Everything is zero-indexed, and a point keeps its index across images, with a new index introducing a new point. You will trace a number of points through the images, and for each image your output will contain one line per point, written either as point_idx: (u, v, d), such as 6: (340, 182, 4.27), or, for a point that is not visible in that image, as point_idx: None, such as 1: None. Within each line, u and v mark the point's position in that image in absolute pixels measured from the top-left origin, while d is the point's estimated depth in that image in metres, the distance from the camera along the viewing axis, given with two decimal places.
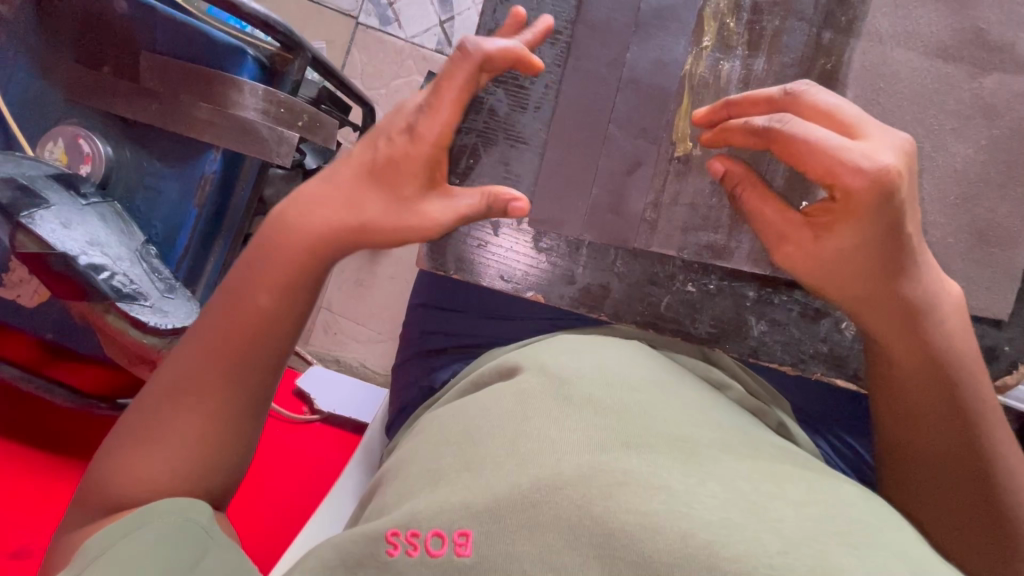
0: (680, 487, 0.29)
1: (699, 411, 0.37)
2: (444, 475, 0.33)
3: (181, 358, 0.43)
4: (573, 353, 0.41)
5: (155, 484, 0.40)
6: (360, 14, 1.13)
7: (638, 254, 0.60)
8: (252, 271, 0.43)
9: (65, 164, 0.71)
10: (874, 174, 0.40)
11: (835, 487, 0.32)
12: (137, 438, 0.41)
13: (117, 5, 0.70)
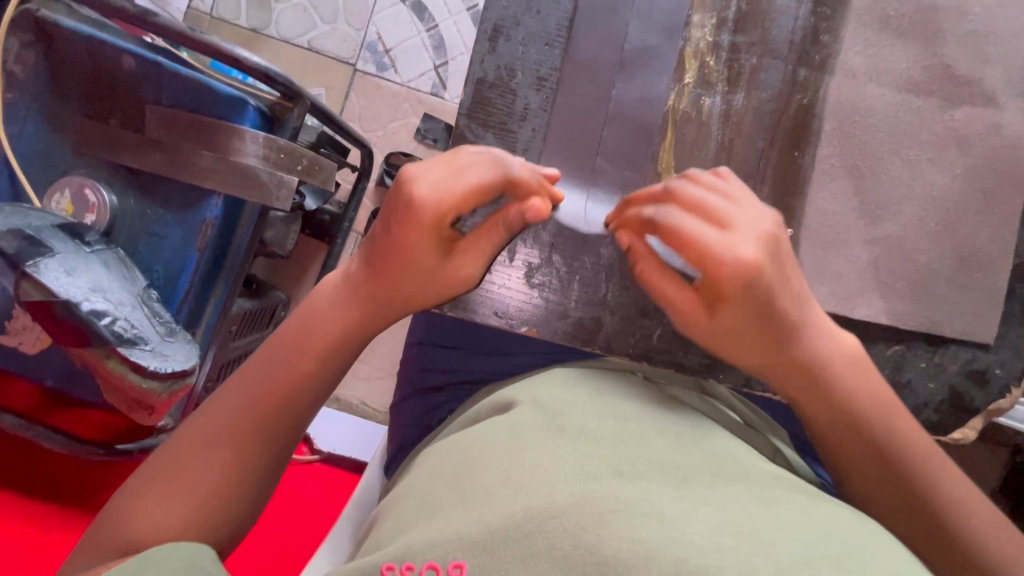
0: (672, 513, 0.29)
1: (692, 439, 0.37)
2: (439, 508, 0.33)
3: (217, 406, 0.44)
4: (566, 387, 0.42)
5: (161, 531, 0.39)
6: (358, 61, 1.18)
7: (630, 284, 0.53)
8: (295, 338, 0.46)
9: (71, 213, 0.73)
10: (737, 265, 0.39)
11: (830, 512, 0.32)
12: (157, 481, 0.41)
13: (126, 63, 0.73)
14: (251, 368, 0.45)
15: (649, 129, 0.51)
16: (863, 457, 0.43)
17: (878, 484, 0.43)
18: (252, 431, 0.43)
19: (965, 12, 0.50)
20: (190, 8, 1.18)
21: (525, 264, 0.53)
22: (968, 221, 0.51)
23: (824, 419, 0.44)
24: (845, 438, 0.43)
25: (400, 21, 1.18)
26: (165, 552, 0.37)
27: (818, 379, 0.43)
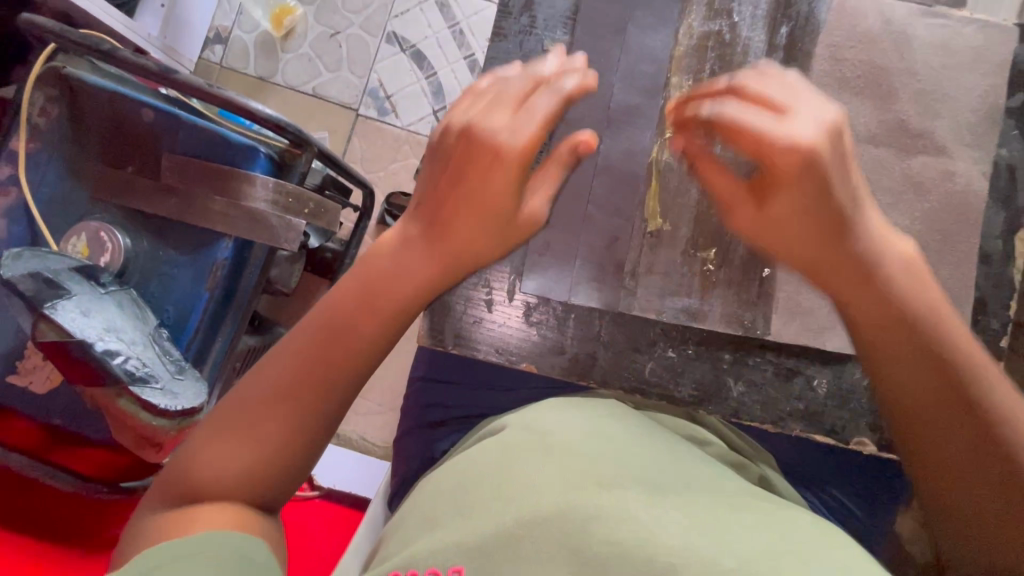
0: (647, 517, 0.32)
1: (673, 457, 0.40)
2: (441, 521, 0.36)
3: (276, 357, 0.38)
4: (558, 409, 0.45)
5: (222, 483, 0.36)
6: (360, 107, 1.24)
7: (620, 319, 0.55)
8: (359, 277, 0.39)
9: (87, 256, 0.76)
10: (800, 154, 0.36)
11: (790, 516, 0.35)
12: (226, 427, 0.37)
13: (145, 115, 0.78)
14: (321, 319, 0.39)
15: (633, 178, 0.55)
16: (961, 417, 0.37)
17: (969, 473, 0.37)
18: (312, 408, 0.37)
19: (915, 73, 0.55)
20: (201, 59, 1.25)
21: (524, 303, 0.56)
22: (929, 259, 0.54)
23: (918, 367, 0.38)
24: (935, 394, 0.38)
25: (400, 69, 1.24)
26: (226, 540, 0.34)
27: (916, 320, 0.39)
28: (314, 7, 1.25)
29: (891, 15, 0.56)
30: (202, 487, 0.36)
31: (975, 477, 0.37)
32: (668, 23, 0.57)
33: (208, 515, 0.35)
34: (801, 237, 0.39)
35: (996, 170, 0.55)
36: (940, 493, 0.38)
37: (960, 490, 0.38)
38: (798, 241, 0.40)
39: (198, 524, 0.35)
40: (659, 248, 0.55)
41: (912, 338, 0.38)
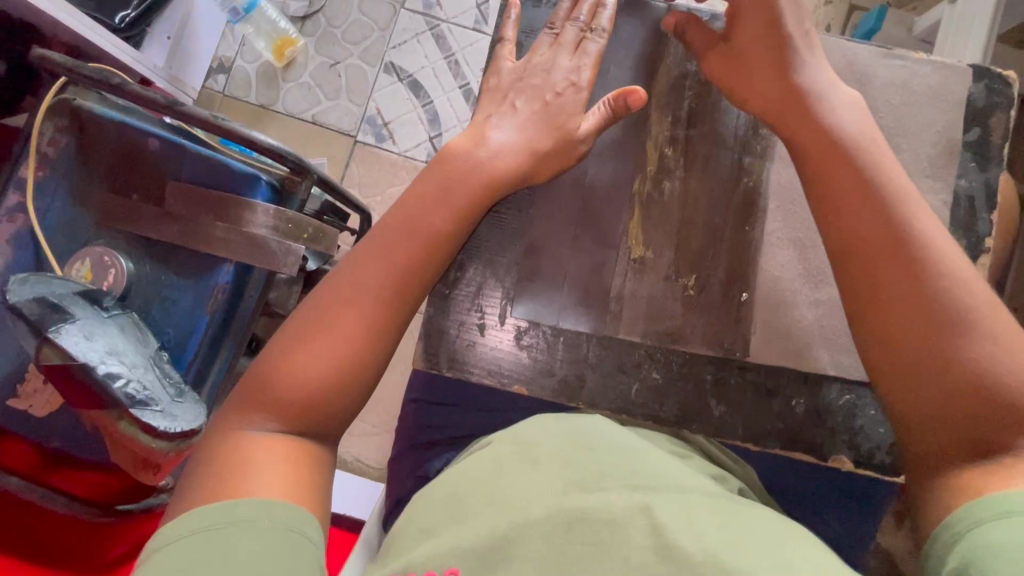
0: (623, 515, 0.37)
1: (650, 462, 0.45)
2: (437, 530, 0.40)
3: (359, 266, 0.49)
4: (543, 423, 0.50)
5: (310, 373, 0.46)
6: (359, 133, 1.28)
7: (607, 342, 0.57)
8: (435, 190, 0.52)
9: (90, 281, 0.78)
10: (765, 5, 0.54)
11: (751, 511, 0.40)
12: (311, 325, 0.48)
13: (152, 144, 0.81)
14: (384, 255, 0.50)
15: (617, 207, 0.58)
16: (904, 276, 0.46)
17: (899, 287, 0.46)
18: (363, 342, 0.48)
19: (879, 109, 0.58)
20: (204, 88, 1.29)
21: (515, 326, 0.57)
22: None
23: (873, 237, 0.48)
24: (889, 256, 0.47)
25: (397, 98, 1.28)
26: (251, 504, 0.40)
27: (875, 200, 0.48)
28: (314, 38, 1.30)
29: (853, 56, 0.59)
30: (292, 370, 0.46)
31: (906, 299, 0.45)
32: (648, 64, 0.61)
33: (252, 460, 0.43)
34: (775, 81, 0.54)
35: (955, 200, 0.57)
36: (879, 330, 0.46)
37: (895, 330, 0.46)
38: (763, 88, 0.54)
39: (240, 471, 0.42)
40: (643, 274, 0.57)
41: (859, 184, 0.49)
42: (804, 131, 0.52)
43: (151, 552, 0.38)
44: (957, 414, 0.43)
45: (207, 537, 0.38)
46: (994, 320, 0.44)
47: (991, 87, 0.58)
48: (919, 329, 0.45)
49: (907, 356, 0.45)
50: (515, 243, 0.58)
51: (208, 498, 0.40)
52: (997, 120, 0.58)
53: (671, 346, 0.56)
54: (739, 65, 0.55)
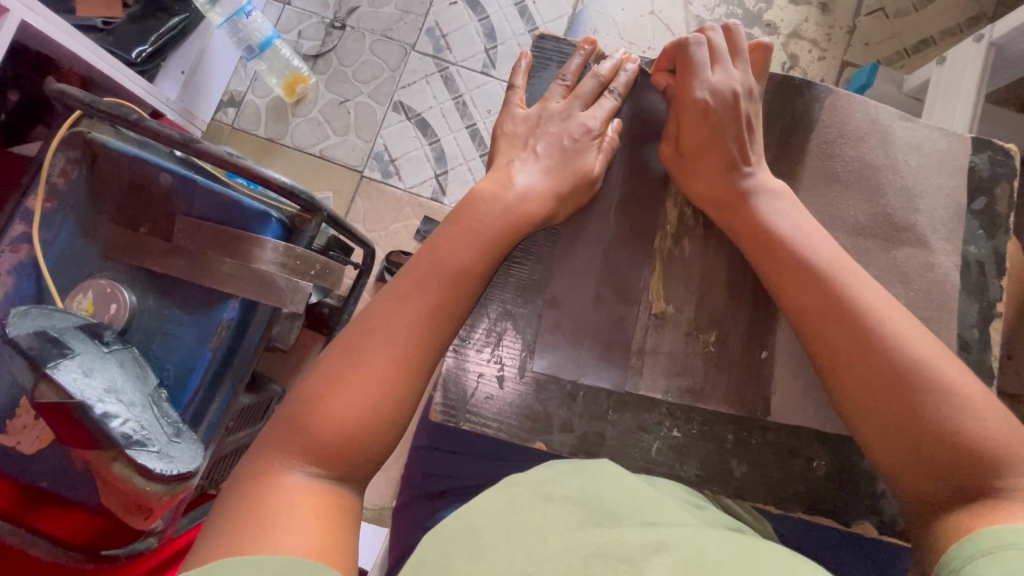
0: (645, 562, 0.37)
1: (665, 511, 0.46)
2: (453, 567, 0.40)
3: (392, 304, 0.49)
4: (557, 468, 0.50)
5: (352, 418, 0.45)
6: (365, 169, 1.29)
7: (628, 397, 0.57)
8: (453, 233, 0.53)
9: (92, 314, 0.77)
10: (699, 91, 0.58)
11: (775, 556, 0.40)
12: (343, 371, 0.47)
13: (162, 178, 0.80)
14: (416, 301, 0.49)
15: (637, 261, 0.59)
16: (851, 341, 0.49)
17: (852, 359, 0.49)
18: (395, 389, 0.47)
19: (887, 172, 0.60)
20: (214, 120, 1.30)
21: (534, 378, 0.56)
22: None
23: (817, 305, 0.51)
24: (833, 323, 0.50)
25: (406, 136, 1.31)
26: (288, 561, 0.37)
27: (812, 266, 0.52)
28: (325, 77, 1.32)
29: (862, 122, 0.61)
30: (333, 418, 0.45)
31: (867, 361, 0.48)
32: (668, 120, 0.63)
33: (285, 512, 0.40)
34: (715, 157, 0.57)
35: (965, 264, 0.58)
36: (847, 392, 0.49)
37: (855, 390, 0.48)
38: (707, 164, 0.58)
39: (272, 524, 0.39)
40: (663, 327, 0.57)
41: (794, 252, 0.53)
42: (746, 211, 0.56)
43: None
44: (932, 464, 0.45)
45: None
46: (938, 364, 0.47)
47: (994, 158, 0.60)
48: (875, 388, 0.47)
49: (872, 418, 0.47)
50: (537, 295, 0.58)
51: (237, 550, 0.38)
52: (1001, 189, 0.60)
53: (693, 403, 0.56)
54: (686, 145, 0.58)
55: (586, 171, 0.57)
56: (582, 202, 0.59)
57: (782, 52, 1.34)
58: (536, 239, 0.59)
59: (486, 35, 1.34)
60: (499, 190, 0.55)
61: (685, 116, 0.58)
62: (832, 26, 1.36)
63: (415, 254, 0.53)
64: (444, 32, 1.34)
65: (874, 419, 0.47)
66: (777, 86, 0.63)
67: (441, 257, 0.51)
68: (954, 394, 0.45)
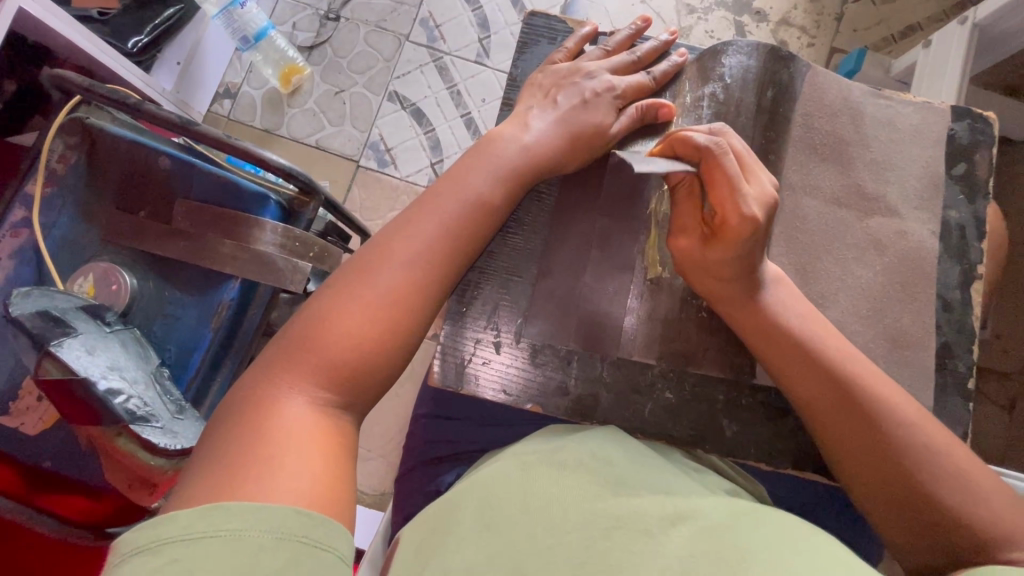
0: (657, 530, 0.40)
1: (677, 482, 0.47)
2: (467, 538, 0.41)
3: (392, 239, 0.52)
4: (566, 441, 0.51)
5: (355, 340, 0.47)
6: (361, 159, 1.30)
7: (620, 361, 0.58)
8: (448, 194, 0.54)
9: (94, 296, 0.78)
10: (748, 220, 0.51)
11: (782, 521, 0.41)
12: (341, 295, 0.49)
13: (163, 162, 0.82)
14: (405, 254, 0.51)
15: (632, 230, 0.60)
16: (870, 447, 0.49)
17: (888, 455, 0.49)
18: (380, 348, 0.48)
19: (871, 145, 0.61)
20: (210, 112, 1.31)
21: (529, 346, 0.58)
22: (892, 308, 0.58)
23: (838, 414, 0.50)
24: (853, 429, 0.50)
25: (401, 125, 1.32)
26: (287, 512, 0.37)
27: (831, 374, 0.51)
28: (320, 68, 1.33)
29: (847, 95, 0.62)
30: (338, 346, 0.47)
31: (884, 464, 0.49)
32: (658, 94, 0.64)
33: (285, 439, 0.42)
34: (737, 270, 0.53)
35: (946, 228, 0.60)
36: (869, 492, 0.50)
37: (876, 491, 0.49)
38: (727, 270, 0.54)
39: (275, 460, 0.40)
40: (657, 295, 0.59)
41: (809, 363, 0.52)
42: (762, 317, 0.54)
43: (164, 545, 0.35)
44: (950, 557, 0.46)
45: (229, 538, 0.35)
46: (957, 469, 0.48)
47: (974, 125, 0.62)
48: (891, 488, 0.49)
49: (894, 515, 0.49)
50: (531, 264, 0.59)
51: (234, 493, 0.38)
52: (980, 155, 0.62)
53: (688, 367, 0.58)
54: (708, 261, 0.54)
55: (581, 143, 0.59)
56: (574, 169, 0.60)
57: (772, 40, 1.37)
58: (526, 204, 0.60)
59: (479, 25, 1.35)
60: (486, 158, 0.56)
61: (721, 250, 0.53)
62: (821, 14, 1.38)
63: (411, 203, 0.55)
64: (438, 23, 1.35)
65: (887, 515, 0.49)
66: (774, 48, 0.62)
67: (420, 220, 0.52)
68: (971, 495, 0.47)
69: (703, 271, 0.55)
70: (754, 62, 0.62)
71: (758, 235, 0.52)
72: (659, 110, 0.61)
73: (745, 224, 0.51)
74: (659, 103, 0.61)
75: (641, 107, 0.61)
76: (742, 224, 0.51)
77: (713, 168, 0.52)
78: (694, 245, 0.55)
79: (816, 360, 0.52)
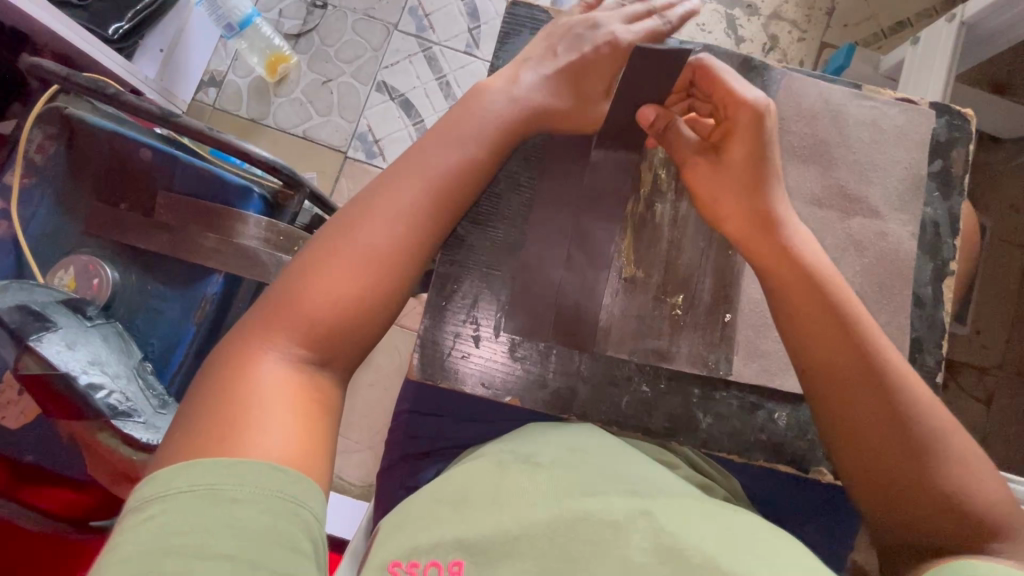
0: (622, 520, 0.40)
1: (649, 476, 0.48)
2: (440, 520, 0.43)
3: (375, 199, 0.51)
4: (541, 438, 0.52)
5: (335, 300, 0.48)
6: (348, 149, 1.29)
7: (598, 357, 0.59)
8: (430, 163, 0.53)
9: (73, 288, 0.77)
10: (753, 108, 0.55)
11: (743, 521, 0.43)
12: (325, 252, 0.49)
13: (143, 154, 0.81)
14: (386, 215, 0.51)
15: (612, 228, 0.60)
16: (870, 397, 0.50)
17: (864, 430, 0.50)
18: (358, 310, 0.49)
19: (851, 144, 0.61)
20: (194, 100, 1.29)
21: (508, 340, 0.58)
22: (871, 308, 0.58)
23: (841, 362, 0.51)
24: (853, 379, 0.50)
25: (389, 115, 1.30)
26: (265, 470, 0.39)
27: (839, 323, 0.52)
28: (307, 56, 1.32)
29: (828, 96, 0.63)
30: (318, 304, 0.47)
31: (878, 417, 0.49)
32: None
33: (260, 396, 0.43)
34: (746, 178, 0.55)
35: (923, 226, 0.61)
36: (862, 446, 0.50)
37: (870, 444, 0.49)
38: (736, 183, 0.56)
39: (251, 425, 0.41)
40: (633, 292, 0.60)
41: (821, 311, 0.52)
42: (773, 250, 0.54)
43: (144, 500, 0.37)
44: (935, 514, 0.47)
45: (208, 497, 0.37)
46: (947, 428, 0.49)
47: (952, 122, 0.63)
48: (882, 444, 0.49)
49: (882, 471, 0.49)
50: (511, 258, 0.59)
51: (208, 451, 0.39)
52: (957, 153, 0.62)
53: (658, 364, 0.58)
54: (720, 172, 0.57)
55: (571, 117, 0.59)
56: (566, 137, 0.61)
57: (763, 34, 1.36)
58: (494, 190, 0.61)
59: (468, 14, 1.34)
60: (455, 136, 0.55)
61: (734, 149, 0.56)
62: (812, 7, 1.38)
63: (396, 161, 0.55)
64: (427, 11, 1.34)
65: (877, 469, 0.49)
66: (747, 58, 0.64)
67: (386, 196, 0.51)
68: (953, 457, 0.48)
69: (718, 189, 0.57)
70: (728, 70, 0.63)
71: (765, 123, 0.55)
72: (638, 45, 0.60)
73: (752, 114, 0.55)
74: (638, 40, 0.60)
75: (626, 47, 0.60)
76: (751, 114, 0.55)
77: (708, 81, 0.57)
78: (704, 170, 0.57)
79: (826, 309, 0.52)
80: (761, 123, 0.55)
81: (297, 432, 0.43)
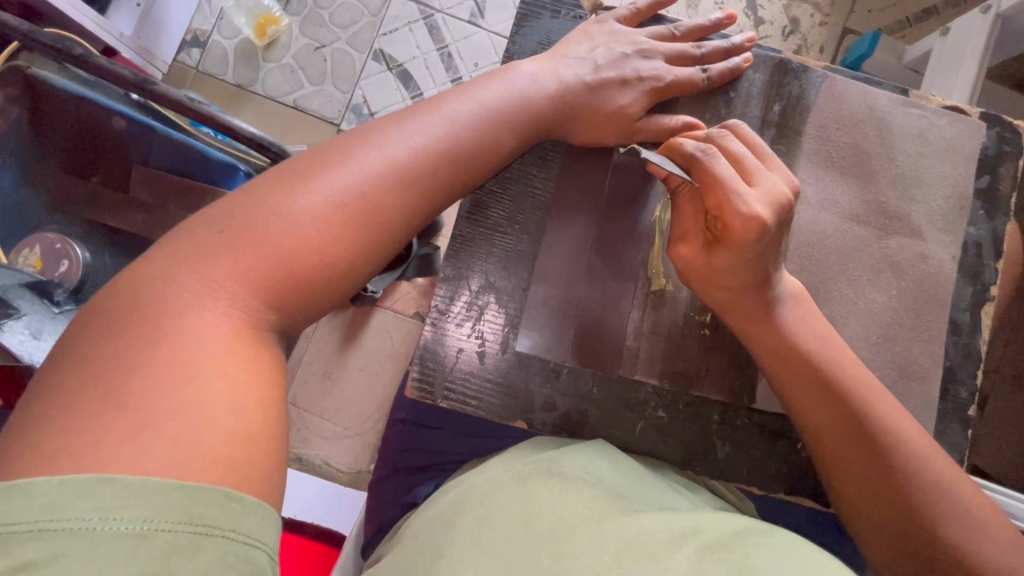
0: (667, 555, 0.38)
1: (675, 502, 0.46)
2: (451, 554, 0.38)
3: (358, 147, 0.45)
4: (565, 452, 0.48)
5: (298, 253, 0.40)
6: (343, 122, 1.21)
7: (612, 376, 0.55)
8: (431, 121, 0.48)
9: (40, 269, 0.71)
10: (751, 219, 0.46)
11: (784, 540, 0.42)
12: (287, 189, 0.41)
13: (116, 124, 0.74)
14: (366, 166, 0.44)
15: (636, 235, 0.55)
16: (866, 460, 0.49)
17: (853, 449, 0.49)
18: (319, 268, 0.41)
19: (895, 158, 0.57)
20: (176, 62, 1.19)
21: (516, 355, 0.54)
22: (902, 337, 0.55)
23: (829, 425, 0.50)
24: (846, 438, 0.50)
25: (387, 88, 1.22)
26: (219, 498, 0.32)
27: (837, 387, 0.50)
28: (300, 18, 1.23)
29: (872, 102, 0.58)
30: (277, 256, 0.40)
31: (872, 479, 0.49)
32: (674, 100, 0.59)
33: (194, 359, 0.35)
34: (742, 279, 0.49)
35: (964, 247, 0.57)
36: (859, 503, 0.50)
37: (866, 502, 0.49)
38: (732, 280, 0.50)
39: (181, 404, 0.33)
40: (663, 306, 0.55)
41: (817, 390, 0.50)
42: (767, 334, 0.51)
43: (31, 528, 0.29)
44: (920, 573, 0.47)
45: (135, 538, 0.30)
46: (946, 492, 0.48)
47: (1002, 135, 0.59)
48: (885, 503, 0.49)
49: (875, 526, 0.49)
50: (522, 266, 0.55)
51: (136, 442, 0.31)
52: (1005, 169, 0.58)
53: (688, 390, 0.55)
54: (711, 267, 0.50)
55: (605, 121, 0.55)
56: (598, 138, 0.56)
57: (784, 16, 1.29)
58: (494, 184, 0.56)
59: None
60: (441, 113, 0.48)
61: (724, 259, 0.49)
62: None
63: (388, 115, 0.48)
64: None
65: (875, 524, 0.49)
66: (784, 60, 0.59)
67: (350, 153, 0.44)
68: (953, 520, 0.47)
69: (706, 287, 0.51)
70: (761, 76, 0.59)
71: (765, 236, 0.47)
72: (686, 80, 0.58)
73: (747, 224, 0.46)
74: (689, 79, 0.58)
75: (677, 76, 0.57)
76: (746, 228, 0.46)
77: (703, 176, 0.48)
78: (696, 252, 0.51)
79: (823, 385, 0.50)
80: (763, 236, 0.47)
81: (248, 420, 0.35)
